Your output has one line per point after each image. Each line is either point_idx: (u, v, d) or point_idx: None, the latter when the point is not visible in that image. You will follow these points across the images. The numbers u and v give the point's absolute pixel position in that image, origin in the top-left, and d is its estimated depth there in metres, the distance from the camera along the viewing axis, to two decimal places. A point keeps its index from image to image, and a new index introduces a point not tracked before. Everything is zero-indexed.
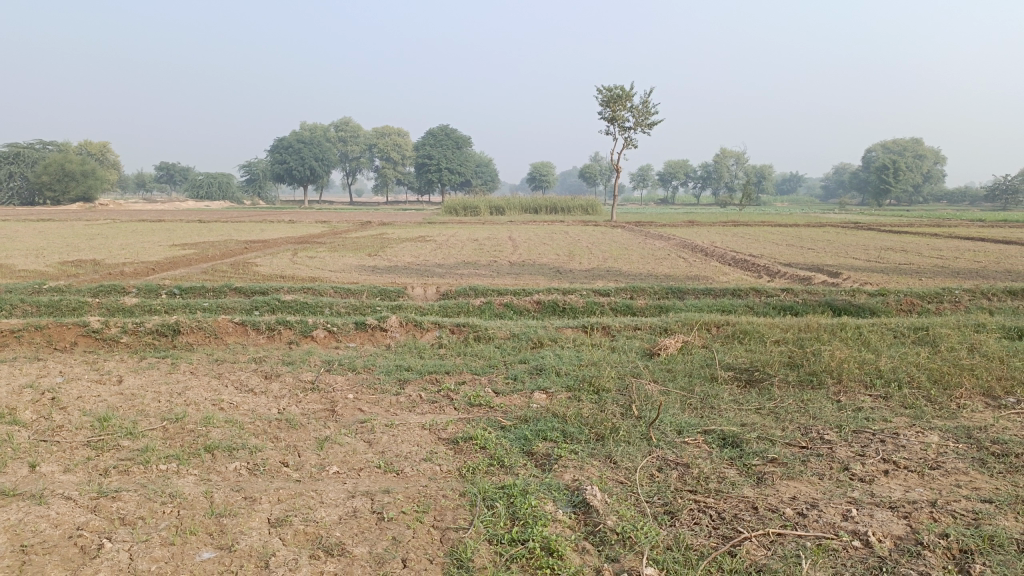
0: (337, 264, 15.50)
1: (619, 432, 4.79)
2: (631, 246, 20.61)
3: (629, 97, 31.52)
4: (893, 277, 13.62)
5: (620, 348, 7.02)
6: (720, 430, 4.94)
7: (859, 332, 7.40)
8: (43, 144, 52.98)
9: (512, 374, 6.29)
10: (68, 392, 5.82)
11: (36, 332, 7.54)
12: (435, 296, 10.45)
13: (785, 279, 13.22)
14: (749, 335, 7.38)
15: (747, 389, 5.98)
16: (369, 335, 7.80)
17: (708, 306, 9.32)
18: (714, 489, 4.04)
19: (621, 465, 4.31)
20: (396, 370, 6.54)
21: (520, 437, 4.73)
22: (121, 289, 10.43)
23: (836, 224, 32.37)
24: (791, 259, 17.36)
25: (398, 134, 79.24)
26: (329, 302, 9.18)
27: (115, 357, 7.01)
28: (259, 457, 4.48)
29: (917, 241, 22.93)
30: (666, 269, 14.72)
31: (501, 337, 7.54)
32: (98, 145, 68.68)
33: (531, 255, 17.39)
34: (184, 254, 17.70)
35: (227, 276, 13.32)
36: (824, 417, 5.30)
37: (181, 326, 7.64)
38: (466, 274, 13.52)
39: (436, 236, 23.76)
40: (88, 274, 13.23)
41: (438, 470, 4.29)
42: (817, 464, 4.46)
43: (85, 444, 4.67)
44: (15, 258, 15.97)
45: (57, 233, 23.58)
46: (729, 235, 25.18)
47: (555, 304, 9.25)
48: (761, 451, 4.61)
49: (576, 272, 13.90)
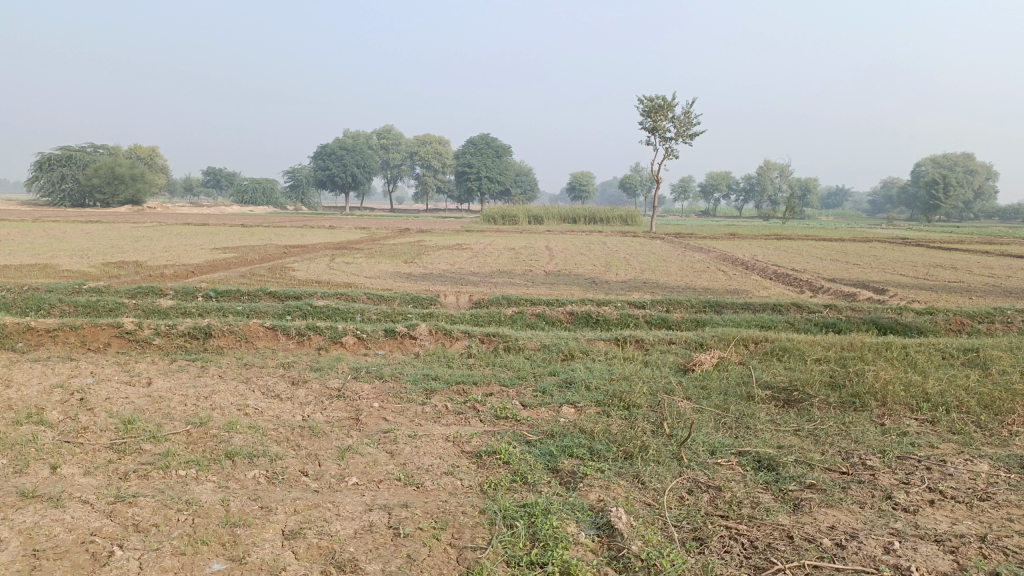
0: (373, 270, 15.54)
1: (649, 450, 4.61)
2: (670, 258, 20.35)
3: (671, 107, 31.21)
4: (942, 295, 13.17)
5: (653, 363, 6.83)
6: (755, 452, 4.73)
7: (905, 352, 7.10)
8: (95, 147, 54.45)
9: (541, 387, 6.14)
10: (97, 393, 5.84)
11: (71, 332, 7.63)
12: (468, 305, 10.36)
13: (828, 294, 12.88)
14: (789, 352, 7.13)
15: (785, 409, 5.75)
16: (399, 343, 7.73)
17: (747, 321, 9.06)
18: (747, 515, 3.84)
19: (649, 486, 4.14)
20: (423, 379, 6.44)
21: (546, 453, 4.58)
22: (158, 291, 10.55)
23: (883, 239, 31.53)
24: (834, 274, 16.95)
25: (439, 142, 79.71)
26: (361, 309, 9.13)
27: (146, 359, 7.04)
28: (279, 466, 4.40)
29: (967, 258, 22.24)
30: (705, 282, 14.46)
31: (531, 347, 7.41)
32: (147, 150, 70.37)
33: (567, 265, 17.24)
34: (224, 257, 17.94)
35: (265, 280, 13.45)
36: (866, 441, 5.06)
37: (213, 330, 7.65)
38: (501, 283, 13.43)
39: (473, 244, 23.77)
40: (129, 276, 13.45)
41: (459, 485, 4.16)
42: (858, 491, 4.23)
43: (108, 447, 4.65)
44: (61, 258, 16.30)
45: (103, 234, 24.09)
46: (771, 249, 24.71)
47: (588, 315, 9.09)
48: (798, 476, 4.40)
49: (612, 284, 13.69)
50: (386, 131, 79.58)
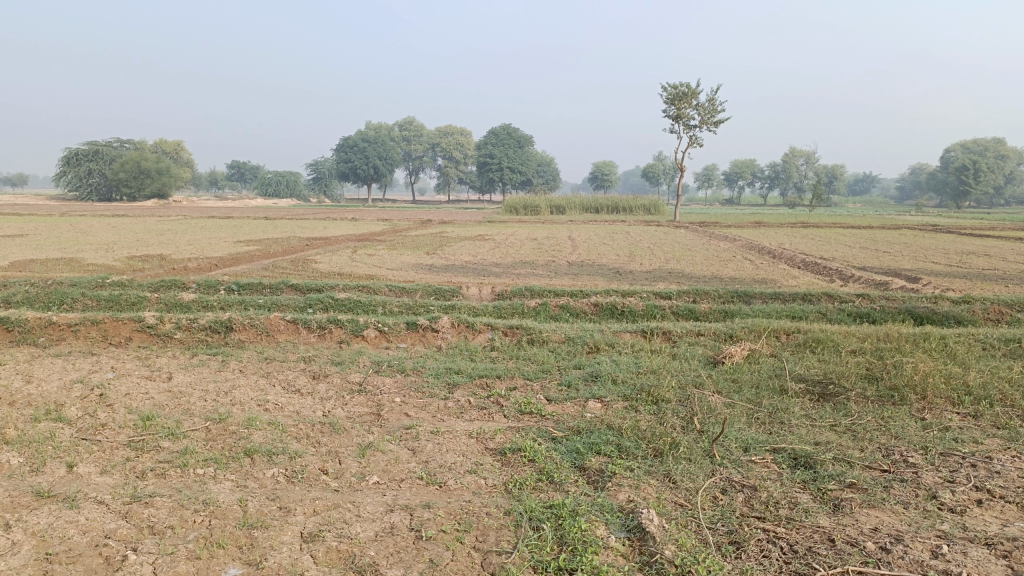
0: (395, 262, 15.46)
1: (680, 447, 4.44)
2: (695, 247, 20.07)
3: (695, 95, 30.77)
4: (977, 283, 12.80)
5: (681, 355, 6.64)
6: (791, 449, 4.54)
7: (945, 343, 6.84)
8: (120, 143, 55.00)
9: (566, 381, 5.98)
10: (117, 389, 5.78)
11: (93, 327, 7.60)
12: (491, 297, 10.21)
13: (860, 283, 12.57)
14: (822, 344, 6.90)
15: (820, 403, 5.54)
16: (421, 336, 7.60)
17: (777, 312, 8.82)
18: (785, 517, 3.66)
19: (681, 486, 3.97)
20: (445, 373, 6.30)
21: (572, 450, 4.42)
22: (181, 284, 10.53)
23: (913, 226, 30.84)
24: (864, 262, 16.58)
25: (461, 133, 79.53)
26: (382, 302, 9.02)
27: (166, 353, 6.98)
28: (299, 464, 4.28)
29: (1001, 245, 21.68)
30: (732, 271, 14.18)
31: (555, 340, 7.25)
32: (172, 144, 71.04)
33: (591, 256, 17.03)
34: (247, 250, 17.98)
35: (287, 272, 13.40)
36: (907, 437, 4.84)
37: (234, 323, 7.58)
38: (524, 273, 13.28)
39: (495, 235, 23.64)
40: (153, 269, 13.49)
41: (483, 484, 4.02)
42: (901, 491, 4.02)
43: (126, 444, 4.57)
44: (86, 253, 16.41)
45: (129, 228, 24.29)
46: (797, 237, 24.28)
47: (613, 306, 8.91)
48: (837, 474, 4.20)
49: (637, 274, 13.47)
50: (408, 122, 79.56)
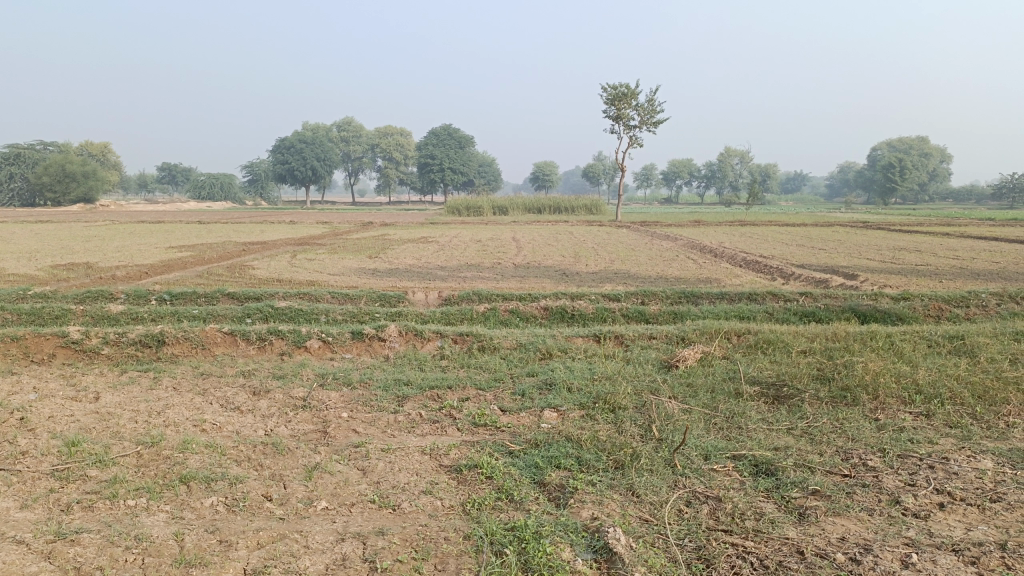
0: (337, 267, 15.06)
1: (641, 458, 4.31)
2: (638, 247, 20.18)
3: (635, 95, 31.07)
4: (911, 279, 13.14)
5: (634, 360, 6.54)
6: (751, 455, 4.46)
7: (891, 341, 6.91)
8: (44, 145, 52.70)
9: (520, 390, 5.81)
10: (39, 412, 5.36)
11: (13, 343, 7.11)
12: (438, 302, 9.97)
13: (801, 281, 12.77)
14: (773, 344, 6.90)
15: (775, 405, 5.50)
16: (367, 346, 7.33)
17: (725, 312, 8.83)
18: (753, 530, 3.56)
19: (644, 500, 3.84)
20: (394, 385, 6.06)
21: (530, 465, 4.26)
22: (109, 294, 9.98)
23: (844, 222, 31.78)
24: (803, 260, 16.93)
25: (400, 134, 78.66)
26: (325, 310, 8.69)
27: (93, 371, 6.55)
28: (240, 491, 4.00)
29: (930, 240, 22.42)
30: (677, 271, 14.27)
31: (506, 346, 7.08)
32: (99, 146, 68.39)
33: (536, 257, 16.91)
34: (180, 256, 17.26)
35: (223, 280, 12.90)
36: (864, 439, 4.83)
37: (166, 336, 7.18)
38: (470, 276, 13.09)
39: (439, 237, 23.33)
40: (79, 279, 12.80)
41: (438, 506, 3.81)
42: (864, 497, 3.98)
43: (49, 474, 4.21)
44: (7, 262, 15.53)
45: (52, 234, 23.16)
46: (737, 235, 24.67)
47: (563, 310, 8.78)
48: (800, 481, 4.13)
49: (583, 275, 13.39)
50: (346, 123, 78.43)
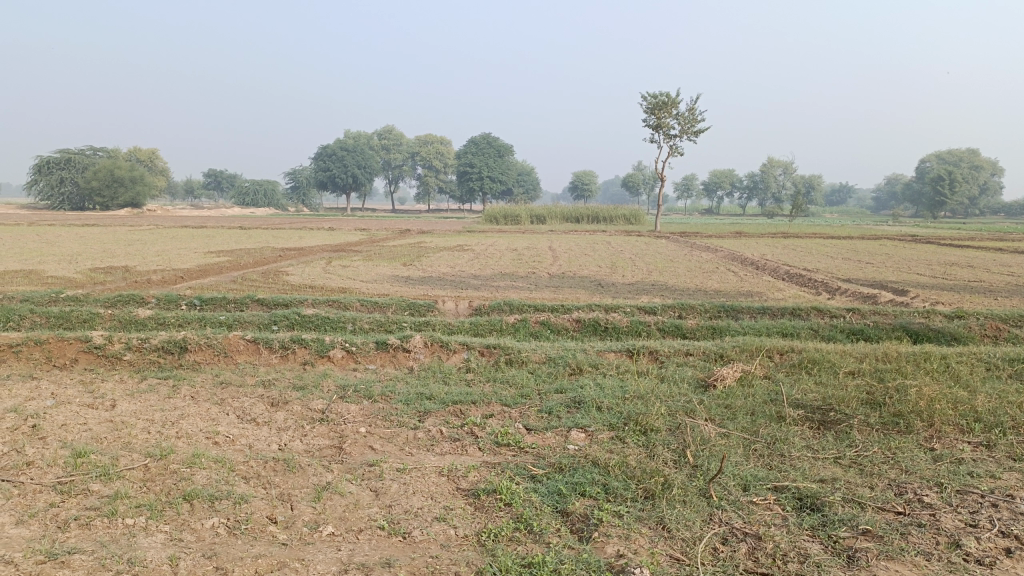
0: (370, 274, 14.95)
1: (673, 488, 3.98)
2: (677, 258, 19.77)
3: (675, 104, 30.58)
4: (965, 296, 12.53)
5: (669, 378, 6.19)
6: (795, 488, 4.11)
7: (946, 363, 6.45)
8: (94, 151, 54.03)
9: (546, 408, 5.52)
10: (52, 419, 5.22)
11: (36, 347, 7.03)
12: (468, 312, 9.73)
13: (846, 296, 12.27)
14: (818, 364, 6.50)
15: (821, 431, 5.11)
16: (391, 357, 7.11)
17: (767, 328, 8.42)
18: (796, 574, 3.22)
19: (676, 535, 3.52)
20: (416, 400, 5.81)
21: (553, 492, 3.96)
22: (139, 299, 9.94)
23: (892, 236, 30.82)
24: (849, 274, 16.37)
25: (440, 142, 78.92)
26: (353, 318, 8.50)
27: (113, 377, 6.43)
28: (244, 511, 3.77)
29: (983, 255, 21.58)
30: (717, 283, 13.85)
31: (535, 360, 6.79)
32: (147, 152, 69.95)
33: (571, 267, 16.57)
34: (217, 261, 17.31)
35: (256, 286, 12.87)
36: (918, 471, 4.44)
37: (189, 343, 7.05)
38: (503, 286, 12.85)
39: (474, 245, 23.20)
40: (115, 282, 12.87)
41: (451, 536, 3.54)
42: (920, 539, 3.60)
43: (51, 487, 4.04)
44: (47, 264, 15.74)
45: (96, 238, 23.52)
46: (779, 248, 24.05)
47: (596, 323, 8.47)
48: (849, 519, 3.77)
49: (619, 287, 13.03)
50: (387, 132, 79.23)
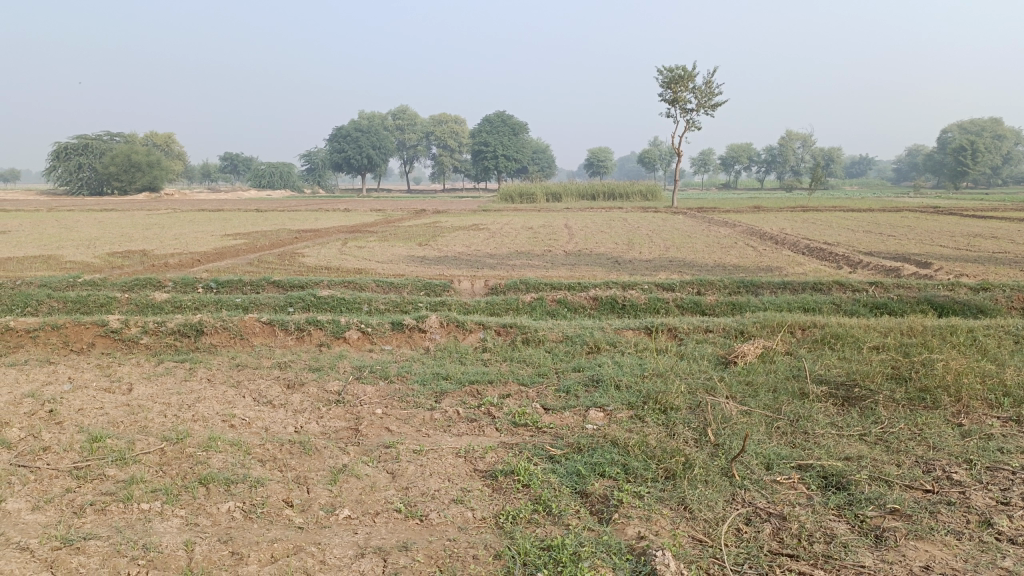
0: (386, 254, 14.90)
1: (694, 467, 3.89)
2: (695, 234, 19.56)
3: (691, 78, 30.14)
4: (989, 268, 12.28)
5: (689, 356, 6.09)
6: (820, 466, 4.01)
7: (973, 337, 6.29)
8: (110, 135, 54.25)
9: (564, 387, 5.44)
10: (69, 404, 5.21)
11: (53, 332, 7.05)
12: (484, 292, 9.64)
13: (869, 270, 12.06)
14: (841, 339, 6.37)
15: (845, 408, 5.00)
16: (407, 337, 7.06)
17: (788, 304, 8.28)
18: (823, 555, 3.14)
19: (698, 516, 3.44)
20: (432, 380, 5.75)
21: (572, 473, 3.89)
22: (156, 282, 9.94)
23: (914, 208, 30.31)
24: (870, 247, 16.12)
25: (455, 121, 78.59)
26: (368, 299, 8.45)
27: (130, 361, 6.42)
28: (259, 495, 3.74)
29: (1007, 226, 21.16)
30: (736, 259, 13.66)
31: (552, 339, 6.71)
32: (163, 136, 70.18)
33: (588, 245, 16.44)
34: (234, 244, 17.32)
35: (273, 267, 12.88)
36: (946, 448, 4.32)
37: (204, 326, 7.03)
38: (519, 264, 12.76)
39: (490, 224, 23.08)
40: (132, 266, 12.90)
41: (469, 518, 3.49)
42: (950, 517, 3.50)
43: (67, 473, 4.02)
44: (66, 249, 15.82)
45: (115, 222, 23.61)
46: (799, 222, 23.72)
47: (613, 301, 8.37)
48: (876, 498, 3.67)
49: (637, 264, 12.88)
50: (401, 111, 78.93)
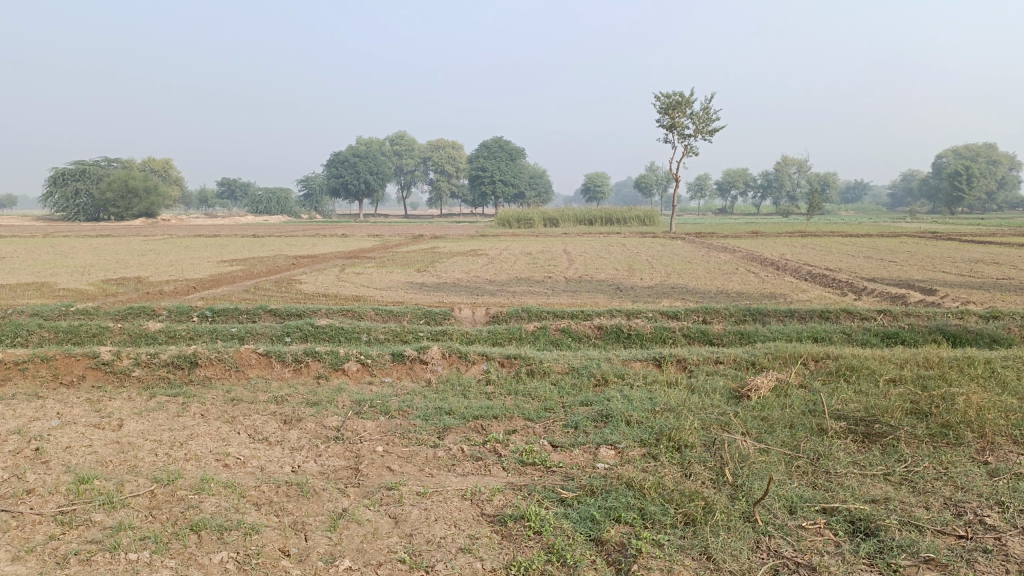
0: (384, 281, 14.73)
1: (715, 512, 3.69)
2: (695, 259, 19.48)
3: (689, 104, 30.25)
4: (995, 295, 12.14)
5: (700, 389, 5.90)
6: (846, 509, 3.81)
7: (992, 369, 6.11)
8: (108, 161, 54.26)
9: (572, 422, 5.24)
10: (57, 441, 4.99)
11: (42, 364, 6.84)
12: (485, 320, 9.46)
13: (874, 297, 11.92)
14: (857, 371, 6.18)
15: (866, 445, 4.80)
16: (408, 369, 6.86)
17: (796, 333, 8.11)
18: None
19: (723, 568, 3.24)
20: (435, 415, 5.54)
21: (586, 518, 3.68)
22: (150, 311, 9.74)
23: (912, 233, 30.31)
24: (873, 272, 16.03)
25: (452, 147, 78.93)
26: (368, 328, 8.25)
27: (121, 394, 6.21)
28: (255, 543, 3.52)
29: (1007, 252, 21.07)
30: (738, 285, 13.52)
31: (558, 371, 6.52)
32: (161, 162, 70.37)
33: (588, 271, 16.31)
34: (230, 270, 17.14)
35: (269, 295, 12.70)
36: (975, 488, 4.12)
37: (199, 357, 6.83)
38: (520, 291, 12.59)
39: (488, 250, 22.95)
40: (126, 294, 12.71)
41: (478, 570, 3.27)
42: (989, 567, 3.29)
43: (52, 518, 3.80)
44: (59, 276, 15.65)
45: (110, 249, 23.44)
46: (798, 247, 23.66)
47: (619, 330, 8.19)
48: (908, 545, 3.46)
49: (638, 290, 12.71)
50: (398, 137, 79.28)
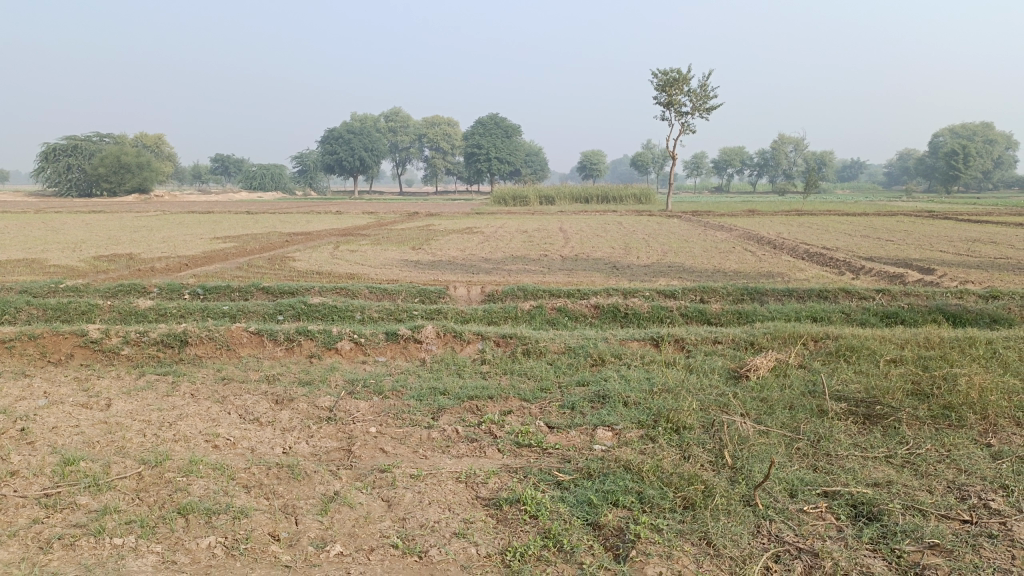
0: (379, 258, 14.59)
1: (714, 496, 3.62)
2: (692, 237, 19.40)
3: (686, 80, 29.94)
4: (992, 274, 12.07)
5: (698, 370, 5.82)
6: (848, 493, 3.74)
7: (993, 350, 6.03)
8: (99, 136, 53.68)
9: (568, 403, 5.15)
10: (43, 421, 4.89)
11: (30, 342, 6.72)
12: (481, 298, 9.35)
13: (872, 276, 11.84)
14: (857, 352, 6.10)
15: (866, 427, 4.72)
16: (402, 348, 6.75)
17: (795, 312, 8.01)
18: None
19: (723, 554, 3.17)
20: (429, 395, 5.45)
21: (583, 502, 3.60)
22: (141, 288, 9.60)
23: (908, 212, 30.23)
24: (871, 251, 15.94)
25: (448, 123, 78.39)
26: (361, 307, 8.14)
27: (110, 374, 6.10)
28: (244, 527, 3.44)
29: (1003, 231, 21.05)
30: (735, 264, 13.42)
31: (554, 351, 6.42)
32: (153, 137, 69.67)
33: (584, 249, 16.20)
34: (223, 247, 16.96)
35: (262, 272, 12.56)
36: (979, 470, 4.05)
37: (189, 336, 6.72)
38: (515, 269, 12.48)
39: (484, 228, 22.78)
40: (117, 271, 12.54)
41: (472, 555, 3.19)
42: (994, 552, 3.22)
43: (36, 502, 3.71)
44: (51, 252, 15.49)
45: (102, 225, 23.20)
46: (794, 225, 23.57)
47: (615, 309, 8.09)
48: (911, 530, 3.39)
49: (635, 269, 12.62)
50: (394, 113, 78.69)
